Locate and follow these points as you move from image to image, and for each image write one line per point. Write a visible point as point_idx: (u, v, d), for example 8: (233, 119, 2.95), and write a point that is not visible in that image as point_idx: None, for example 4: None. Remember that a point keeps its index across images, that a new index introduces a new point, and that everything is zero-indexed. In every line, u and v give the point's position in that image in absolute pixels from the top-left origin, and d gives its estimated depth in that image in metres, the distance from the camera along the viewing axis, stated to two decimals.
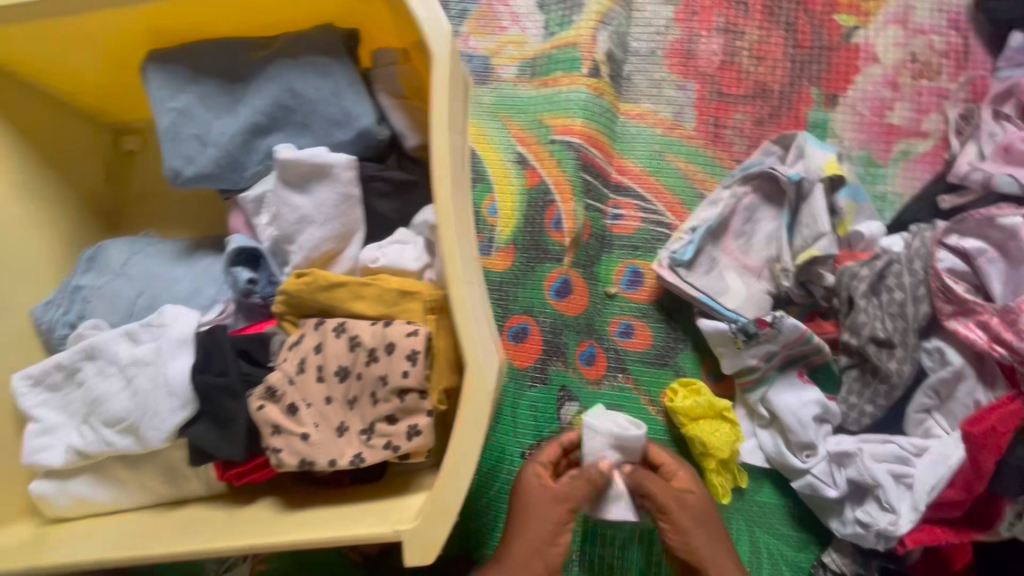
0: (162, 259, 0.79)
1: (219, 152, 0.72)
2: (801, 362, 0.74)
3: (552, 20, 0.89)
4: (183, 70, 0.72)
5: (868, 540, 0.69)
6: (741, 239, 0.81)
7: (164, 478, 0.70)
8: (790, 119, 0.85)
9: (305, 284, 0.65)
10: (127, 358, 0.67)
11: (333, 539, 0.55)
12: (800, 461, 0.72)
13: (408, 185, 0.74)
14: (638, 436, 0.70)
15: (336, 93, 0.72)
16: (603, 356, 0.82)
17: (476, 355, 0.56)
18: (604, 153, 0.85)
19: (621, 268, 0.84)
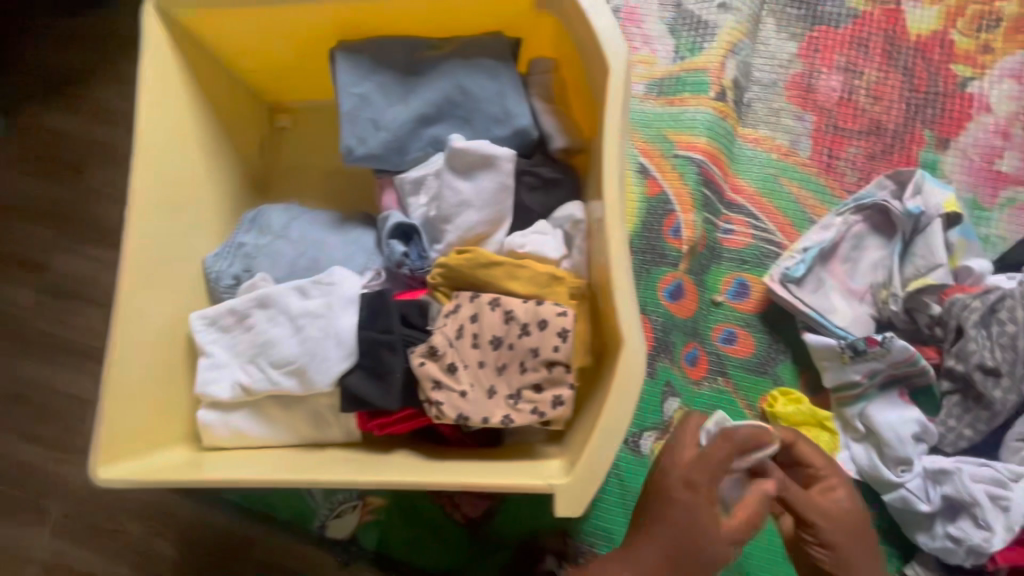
0: (317, 226, 0.87)
1: (389, 136, 0.80)
2: (902, 383, 0.80)
3: (682, 45, 0.96)
4: (367, 61, 0.81)
5: (958, 555, 0.74)
6: (848, 264, 0.86)
7: (308, 421, 0.78)
8: (902, 157, 0.91)
9: (466, 259, 0.73)
10: (299, 309, 0.75)
11: (496, 487, 0.63)
12: (895, 475, 0.77)
13: (553, 182, 0.81)
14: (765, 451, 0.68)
15: (501, 94, 0.80)
16: (705, 359, 0.88)
17: (631, 341, 0.62)
18: (722, 170, 0.92)
19: (728, 278, 0.90)
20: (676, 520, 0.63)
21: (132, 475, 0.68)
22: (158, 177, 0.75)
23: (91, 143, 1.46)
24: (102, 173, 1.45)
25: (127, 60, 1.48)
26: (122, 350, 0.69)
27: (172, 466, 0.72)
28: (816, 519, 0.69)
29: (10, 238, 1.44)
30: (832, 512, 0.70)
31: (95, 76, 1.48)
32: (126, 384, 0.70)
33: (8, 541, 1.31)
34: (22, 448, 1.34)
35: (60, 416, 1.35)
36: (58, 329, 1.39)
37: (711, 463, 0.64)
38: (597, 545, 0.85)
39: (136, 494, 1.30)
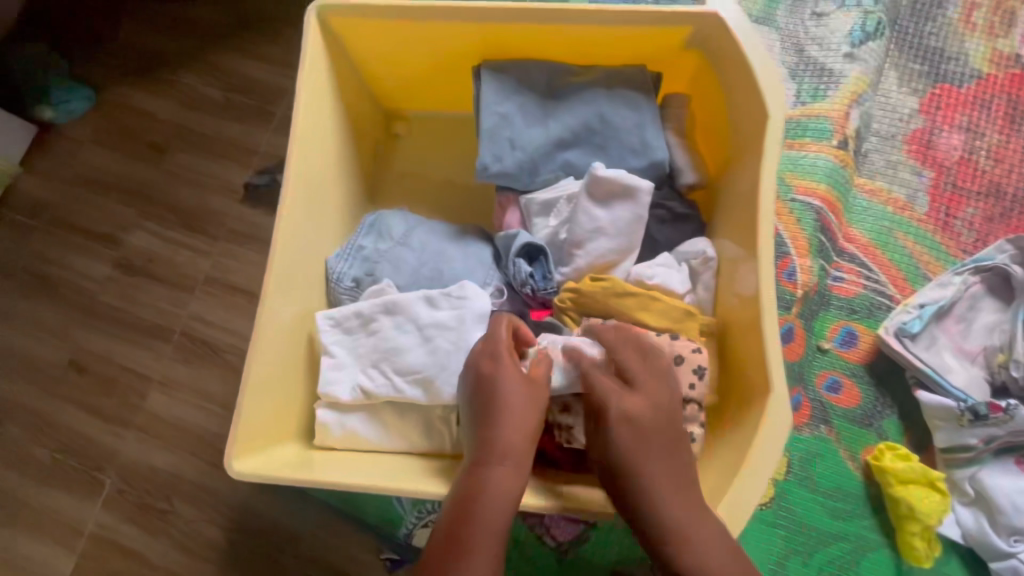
0: (437, 236, 0.88)
1: (525, 157, 0.82)
2: (1018, 451, 0.79)
3: (804, 90, 0.97)
4: (511, 82, 0.83)
5: None
6: (962, 323, 0.86)
7: (421, 431, 0.77)
8: (1020, 222, 0.91)
9: (601, 287, 0.74)
10: (428, 320, 0.75)
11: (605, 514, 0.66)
12: (1006, 544, 0.77)
13: (684, 218, 0.82)
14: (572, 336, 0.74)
15: (640, 125, 0.81)
16: (808, 406, 0.88)
17: (779, 387, 0.62)
18: (837, 218, 0.93)
19: (836, 326, 0.90)
20: (488, 393, 0.64)
21: (261, 469, 0.68)
22: (305, 174, 0.77)
23: (175, 124, 1.46)
24: (184, 157, 1.43)
25: (222, 47, 1.49)
26: (262, 345, 0.70)
27: (291, 464, 0.72)
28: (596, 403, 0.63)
29: (85, 209, 1.42)
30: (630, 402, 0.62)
31: (188, 59, 1.49)
32: (260, 376, 0.70)
33: (46, 514, 1.26)
34: (75, 418, 1.30)
35: (118, 392, 1.31)
36: (126, 304, 1.36)
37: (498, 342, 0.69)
38: None
39: (190, 478, 1.25)
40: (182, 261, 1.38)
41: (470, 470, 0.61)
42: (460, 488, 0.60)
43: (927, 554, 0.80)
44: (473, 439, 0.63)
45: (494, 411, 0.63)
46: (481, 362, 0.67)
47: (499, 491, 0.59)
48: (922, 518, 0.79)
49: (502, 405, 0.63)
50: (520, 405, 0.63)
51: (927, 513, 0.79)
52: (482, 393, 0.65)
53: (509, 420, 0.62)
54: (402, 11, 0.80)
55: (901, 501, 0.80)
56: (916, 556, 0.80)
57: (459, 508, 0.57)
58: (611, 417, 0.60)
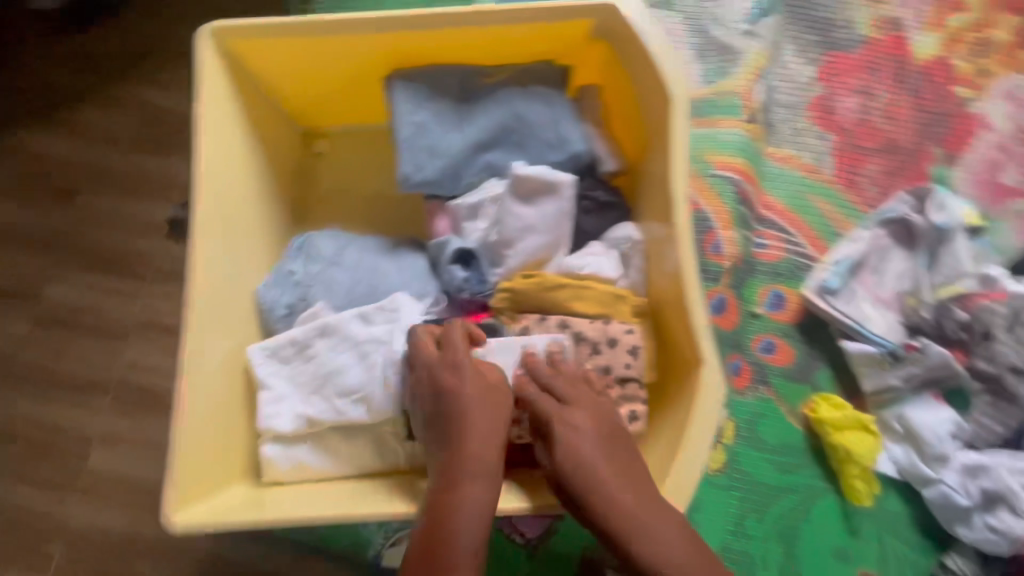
0: (369, 251, 0.87)
1: (447, 163, 0.81)
2: (936, 385, 0.85)
3: (711, 69, 1.00)
4: (423, 90, 0.82)
5: (996, 544, 0.79)
6: (875, 274, 0.92)
7: (373, 451, 0.76)
8: (917, 172, 0.98)
9: (533, 283, 0.75)
10: (365, 336, 0.74)
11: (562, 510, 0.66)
12: (933, 471, 0.83)
13: (608, 206, 0.84)
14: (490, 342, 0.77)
15: (555, 120, 0.82)
16: (748, 369, 0.92)
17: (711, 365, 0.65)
18: (755, 188, 0.97)
19: (764, 291, 0.95)
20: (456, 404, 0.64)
21: (206, 516, 0.65)
22: (217, 206, 0.74)
23: (83, 163, 1.37)
24: (99, 198, 1.35)
25: (125, 77, 1.40)
26: (192, 388, 0.67)
27: (239, 504, 0.69)
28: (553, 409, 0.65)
29: None
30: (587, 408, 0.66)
31: (88, 94, 1.40)
32: (194, 420, 0.68)
33: None
34: (10, 490, 1.21)
35: (55, 456, 1.23)
36: (52, 363, 1.27)
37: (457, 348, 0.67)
38: None
39: (146, 534, 1.18)
40: (109, 308, 1.30)
41: (442, 487, 0.61)
42: (434, 508, 0.60)
43: (865, 493, 0.86)
44: (440, 458, 0.63)
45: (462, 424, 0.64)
46: (441, 377, 0.66)
47: (476, 503, 0.60)
48: (858, 461, 0.85)
49: (470, 419, 0.64)
50: (486, 416, 0.64)
51: (862, 455, 0.85)
52: (444, 409, 0.65)
53: (478, 431, 0.63)
54: (301, 27, 0.78)
55: (840, 448, 0.85)
56: (857, 496, 0.85)
57: (434, 528, 0.59)
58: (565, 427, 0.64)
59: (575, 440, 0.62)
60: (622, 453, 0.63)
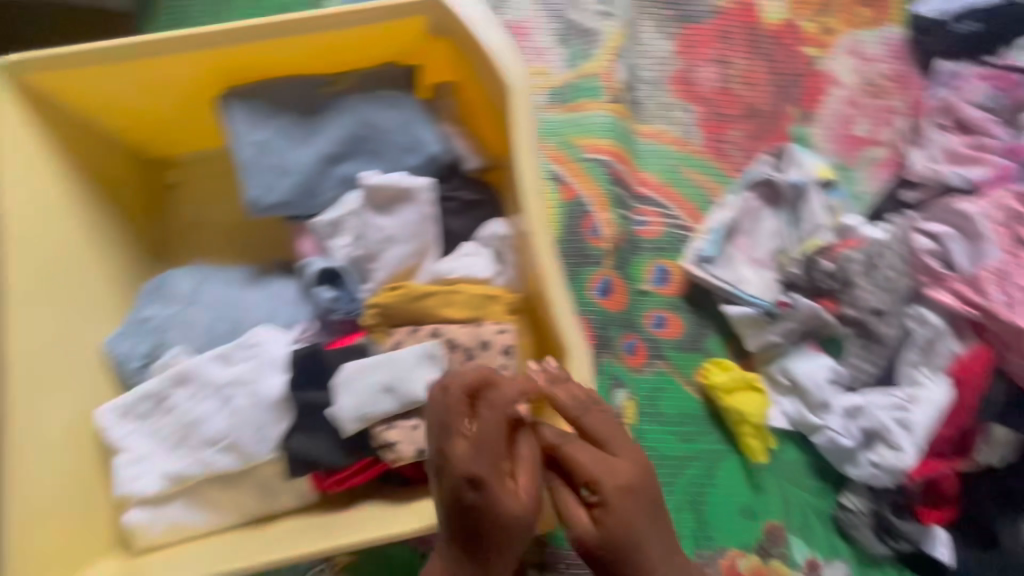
0: (231, 283, 0.81)
1: (298, 181, 0.77)
2: (812, 335, 0.88)
3: (572, 53, 1.00)
4: (261, 107, 0.76)
5: (882, 478, 0.83)
6: (748, 236, 0.95)
7: (257, 496, 0.72)
8: (778, 133, 1.01)
9: (398, 295, 0.72)
10: (224, 378, 0.69)
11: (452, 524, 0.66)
12: (819, 418, 0.86)
13: (475, 204, 0.81)
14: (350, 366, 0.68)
15: (406, 124, 0.79)
16: (643, 347, 0.93)
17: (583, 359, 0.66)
18: (628, 167, 0.98)
19: (650, 267, 0.96)
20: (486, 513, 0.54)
21: None
22: (27, 264, 0.67)
23: None
24: None
25: None
26: (23, 466, 0.62)
27: None
28: (591, 474, 0.57)
29: None
30: (625, 472, 0.58)
31: None
32: (28, 501, 0.62)
33: None
34: None
35: None
36: None
37: (485, 447, 0.54)
38: None
39: None
40: None
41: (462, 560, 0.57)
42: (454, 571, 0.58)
43: (763, 449, 0.89)
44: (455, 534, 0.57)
45: (499, 535, 0.55)
46: (462, 473, 0.53)
47: None
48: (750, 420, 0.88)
49: (513, 529, 0.54)
50: (528, 520, 0.55)
51: (753, 414, 0.88)
52: (472, 522, 0.55)
53: (524, 537, 0.55)
54: (106, 52, 0.70)
55: (732, 411, 0.88)
56: (756, 454, 0.88)
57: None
58: (613, 496, 0.57)
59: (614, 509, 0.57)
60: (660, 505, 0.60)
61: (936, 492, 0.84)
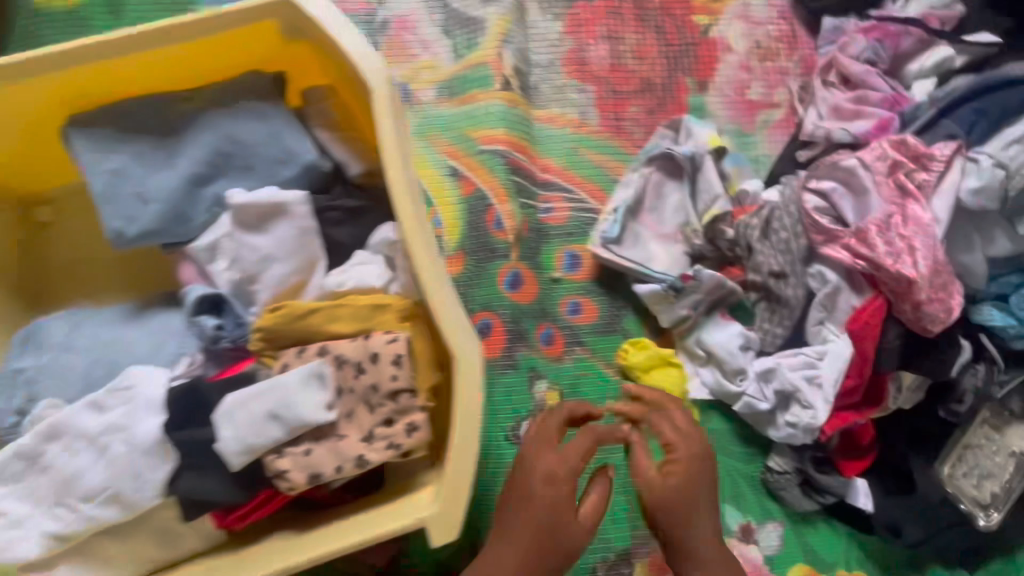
0: (111, 323, 0.78)
1: (164, 208, 0.72)
2: (721, 304, 0.88)
3: (458, 43, 0.98)
4: (110, 132, 0.72)
5: (799, 437, 0.83)
6: (655, 212, 0.94)
7: (157, 543, 0.69)
8: (674, 106, 1.00)
9: (280, 317, 0.69)
10: (98, 428, 0.66)
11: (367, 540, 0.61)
12: (736, 386, 0.86)
13: (358, 211, 0.78)
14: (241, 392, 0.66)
15: (274, 135, 0.75)
16: (560, 335, 0.92)
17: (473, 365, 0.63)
18: (527, 156, 0.96)
19: (560, 254, 0.94)
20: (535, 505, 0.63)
21: None
22: None
23: None
24: None
25: None
26: None
27: None
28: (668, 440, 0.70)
29: None
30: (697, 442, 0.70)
31: None
32: None
33: None
34: None
35: None
36: None
37: (570, 452, 0.66)
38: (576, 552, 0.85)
39: None
40: None
41: (522, 569, 0.62)
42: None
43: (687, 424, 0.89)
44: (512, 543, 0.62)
45: (551, 534, 0.62)
46: (541, 461, 0.65)
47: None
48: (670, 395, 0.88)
49: (564, 524, 0.63)
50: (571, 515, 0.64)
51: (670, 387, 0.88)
52: (537, 524, 0.62)
53: (570, 531, 0.63)
54: None
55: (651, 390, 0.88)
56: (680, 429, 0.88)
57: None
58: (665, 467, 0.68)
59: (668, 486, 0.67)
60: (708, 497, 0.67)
61: (852, 441, 0.87)
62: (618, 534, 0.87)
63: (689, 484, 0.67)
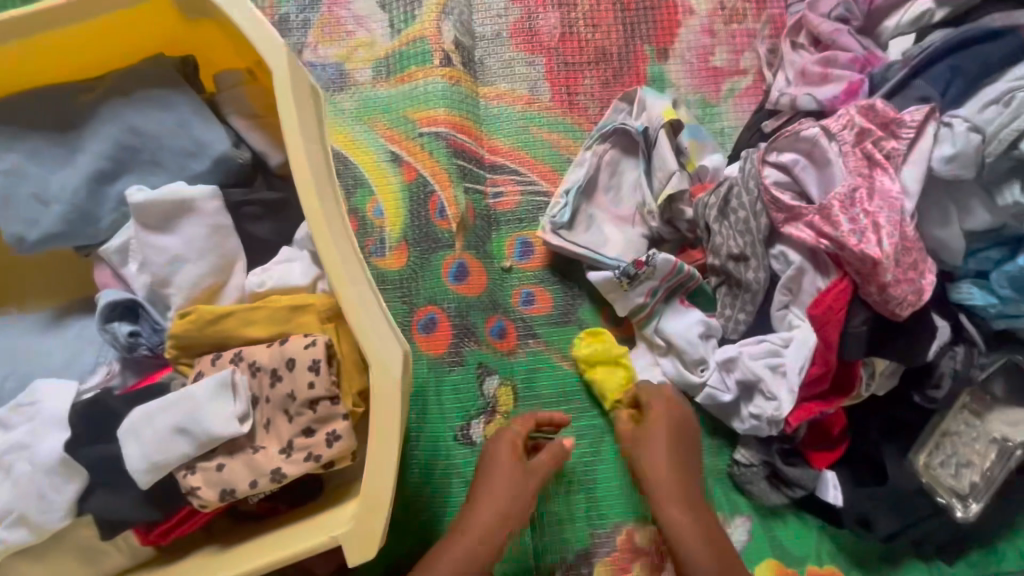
0: (27, 333, 0.73)
1: (65, 209, 0.67)
2: (680, 291, 0.83)
3: (395, 18, 0.92)
4: (6, 129, 0.67)
5: (764, 429, 0.78)
6: (611, 192, 0.87)
7: (79, 561, 0.66)
8: (632, 77, 0.93)
9: (191, 323, 0.64)
10: (2, 446, 0.62)
11: (299, 553, 0.56)
12: (698, 376, 0.80)
13: (279, 205, 0.72)
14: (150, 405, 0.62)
15: (182, 124, 0.69)
16: (513, 327, 0.86)
17: (389, 372, 0.57)
18: (472, 137, 0.89)
19: (511, 242, 0.89)
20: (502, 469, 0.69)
21: None
22: None
23: None
24: None
25: None
26: None
27: None
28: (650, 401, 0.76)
29: None
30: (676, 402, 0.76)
31: None
32: None
33: None
34: None
35: None
36: None
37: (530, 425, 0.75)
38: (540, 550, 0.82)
39: None
40: None
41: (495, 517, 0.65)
42: (462, 567, 0.60)
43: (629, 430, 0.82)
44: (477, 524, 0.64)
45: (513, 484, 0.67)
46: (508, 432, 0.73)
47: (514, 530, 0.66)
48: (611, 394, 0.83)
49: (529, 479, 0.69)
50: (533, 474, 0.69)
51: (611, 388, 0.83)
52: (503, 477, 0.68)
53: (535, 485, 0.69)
54: None
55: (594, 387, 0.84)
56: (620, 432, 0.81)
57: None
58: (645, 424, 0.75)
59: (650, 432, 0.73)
60: (690, 447, 0.74)
61: (822, 431, 0.81)
62: (577, 533, 0.83)
63: (677, 431, 0.73)
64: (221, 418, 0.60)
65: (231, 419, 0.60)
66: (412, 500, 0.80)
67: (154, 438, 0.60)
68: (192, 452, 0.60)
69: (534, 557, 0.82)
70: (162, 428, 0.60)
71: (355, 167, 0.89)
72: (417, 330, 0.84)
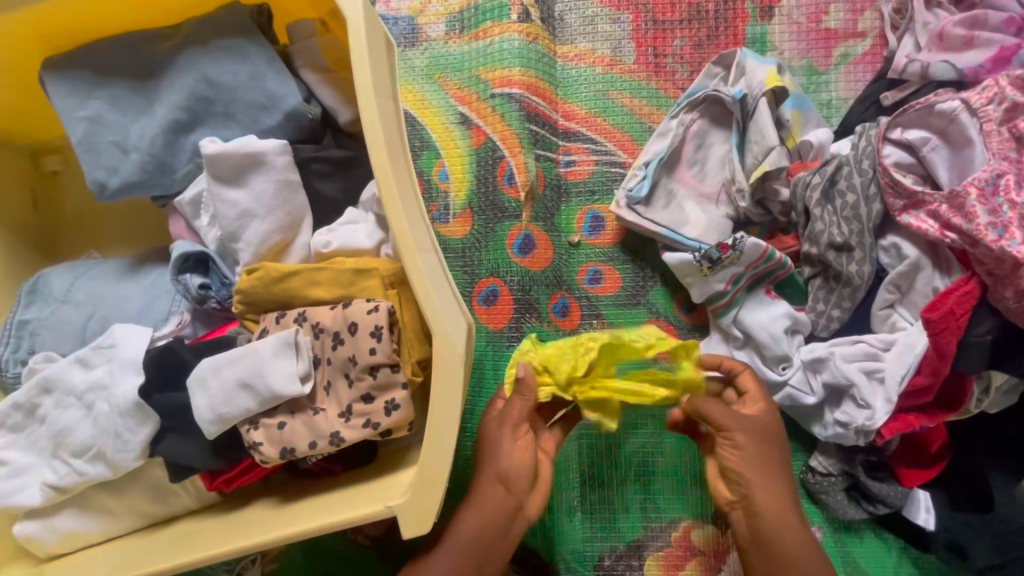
0: (106, 278, 0.75)
1: (143, 157, 0.67)
2: (767, 279, 0.75)
3: None
4: (88, 76, 0.68)
5: (849, 438, 0.70)
6: (696, 166, 0.79)
7: (151, 498, 0.68)
8: (728, 38, 0.84)
9: (258, 280, 0.64)
10: (84, 385, 0.65)
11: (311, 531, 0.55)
12: (778, 374, 0.72)
13: (348, 162, 0.70)
14: (205, 363, 0.62)
15: (255, 76, 0.68)
16: (576, 306, 0.82)
17: (454, 345, 0.54)
18: (548, 101, 0.83)
19: (581, 214, 0.83)
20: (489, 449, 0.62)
21: None
22: None
23: None
24: None
25: None
26: None
27: None
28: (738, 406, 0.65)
29: None
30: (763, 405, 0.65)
31: None
32: None
33: None
34: None
35: None
36: None
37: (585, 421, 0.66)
38: (586, 538, 0.79)
39: None
40: None
41: (496, 499, 0.60)
42: (477, 530, 0.58)
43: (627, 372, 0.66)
44: (488, 505, 0.59)
45: (485, 452, 0.63)
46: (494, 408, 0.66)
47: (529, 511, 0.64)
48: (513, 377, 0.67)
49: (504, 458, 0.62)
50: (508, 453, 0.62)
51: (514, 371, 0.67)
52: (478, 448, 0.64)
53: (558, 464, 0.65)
54: None
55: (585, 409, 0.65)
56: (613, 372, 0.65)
57: (481, 568, 0.58)
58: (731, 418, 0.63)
59: (749, 425, 0.63)
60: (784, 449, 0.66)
61: (918, 447, 0.74)
62: (630, 524, 0.79)
63: (768, 437, 0.63)
64: (286, 376, 0.59)
65: (301, 376, 0.60)
66: (462, 472, 0.79)
67: (219, 399, 0.60)
68: (256, 410, 0.60)
69: (583, 543, 0.79)
70: (224, 391, 0.60)
71: (421, 127, 0.85)
72: (478, 302, 0.81)
